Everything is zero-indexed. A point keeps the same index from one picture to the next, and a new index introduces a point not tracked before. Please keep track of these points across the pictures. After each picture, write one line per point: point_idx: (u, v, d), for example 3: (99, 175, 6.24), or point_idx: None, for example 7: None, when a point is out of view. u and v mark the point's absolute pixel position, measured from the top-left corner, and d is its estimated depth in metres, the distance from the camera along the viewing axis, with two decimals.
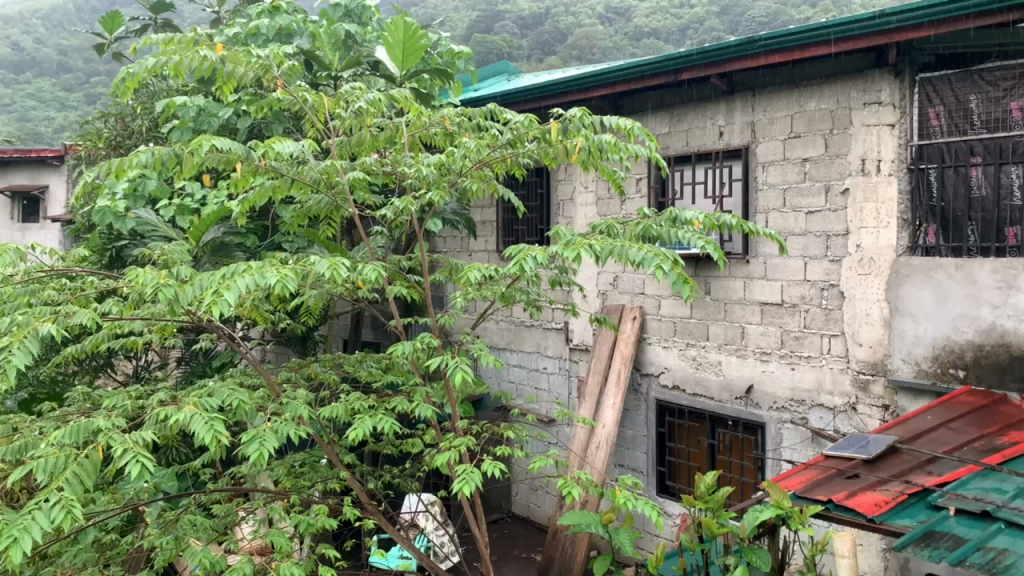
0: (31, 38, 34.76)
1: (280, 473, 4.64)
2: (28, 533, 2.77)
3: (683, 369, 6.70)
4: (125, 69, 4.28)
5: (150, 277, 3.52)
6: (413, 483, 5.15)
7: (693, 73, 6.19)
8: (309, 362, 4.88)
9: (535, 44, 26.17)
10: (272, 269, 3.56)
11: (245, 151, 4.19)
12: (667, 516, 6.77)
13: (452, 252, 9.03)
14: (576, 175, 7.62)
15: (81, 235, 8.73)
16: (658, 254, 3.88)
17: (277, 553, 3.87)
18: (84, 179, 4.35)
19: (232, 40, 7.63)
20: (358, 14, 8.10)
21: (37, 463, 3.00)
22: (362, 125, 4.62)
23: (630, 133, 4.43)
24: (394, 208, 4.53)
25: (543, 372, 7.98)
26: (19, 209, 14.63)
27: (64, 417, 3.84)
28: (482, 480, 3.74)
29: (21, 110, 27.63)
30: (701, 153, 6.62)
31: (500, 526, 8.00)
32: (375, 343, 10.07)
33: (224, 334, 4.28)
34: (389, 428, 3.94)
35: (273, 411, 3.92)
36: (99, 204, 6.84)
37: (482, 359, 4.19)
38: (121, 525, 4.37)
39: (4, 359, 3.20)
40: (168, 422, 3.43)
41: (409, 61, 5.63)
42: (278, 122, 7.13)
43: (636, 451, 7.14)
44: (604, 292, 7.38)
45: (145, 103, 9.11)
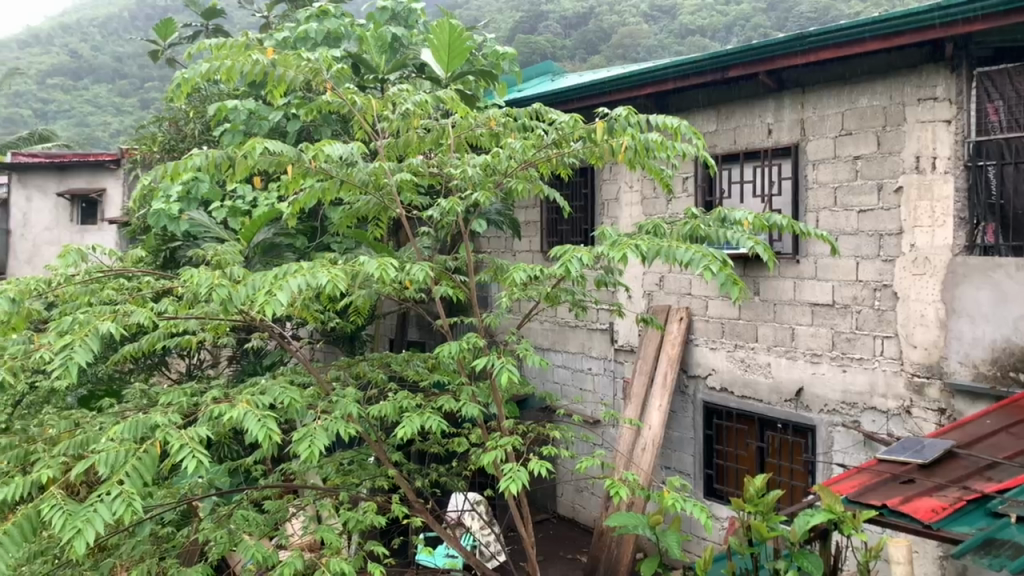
0: (89, 46, 35.86)
1: (330, 471, 4.70)
2: (91, 525, 2.86)
3: (731, 371, 6.62)
4: (180, 75, 4.38)
5: (204, 277, 3.61)
6: (460, 482, 5.18)
7: (741, 70, 6.11)
8: (357, 361, 4.94)
9: (579, 43, 26.04)
10: (324, 269, 3.61)
11: (296, 153, 4.26)
12: (715, 519, 6.70)
13: (496, 253, 9.07)
14: (621, 174, 7.59)
15: (136, 236, 8.96)
16: (706, 255, 3.83)
17: (327, 549, 3.93)
18: (141, 181, 4.46)
19: (282, 44, 7.76)
20: (404, 17, 8.18)
21: (99, 457, 3.09)
22: (409, 126, 4.66)
23: (677, 132, 4.38)
24: (441, 209, 4.56)
25: (588, 373, 7.95)
26: (78, 212, 15.03)
27: (123, 413, 3.97)
28: (528, 479, 3.74)
29: (80, 117, 28.55)
30: (750, 151, 6.52)
31: (545, 527, 8.00)
32: (420, 343, 10.17)
33: (275, 333, 4.36)
34: (437, 427, 3.97)
35: (322, 409, 3.98)
36: (154, 208, 7.10)
37: (528, 359, 4.18)
38: (177, 519, 4.50)
39: (67, 357, 3.32)
40: (222, 419, 3.52)
41: (454, 63, 5.66)
42: (327, 125, 7.25)
43: (683, 453, 7.07)
44: (650, 292, 7.33)
45: (198, 107, 9.36)
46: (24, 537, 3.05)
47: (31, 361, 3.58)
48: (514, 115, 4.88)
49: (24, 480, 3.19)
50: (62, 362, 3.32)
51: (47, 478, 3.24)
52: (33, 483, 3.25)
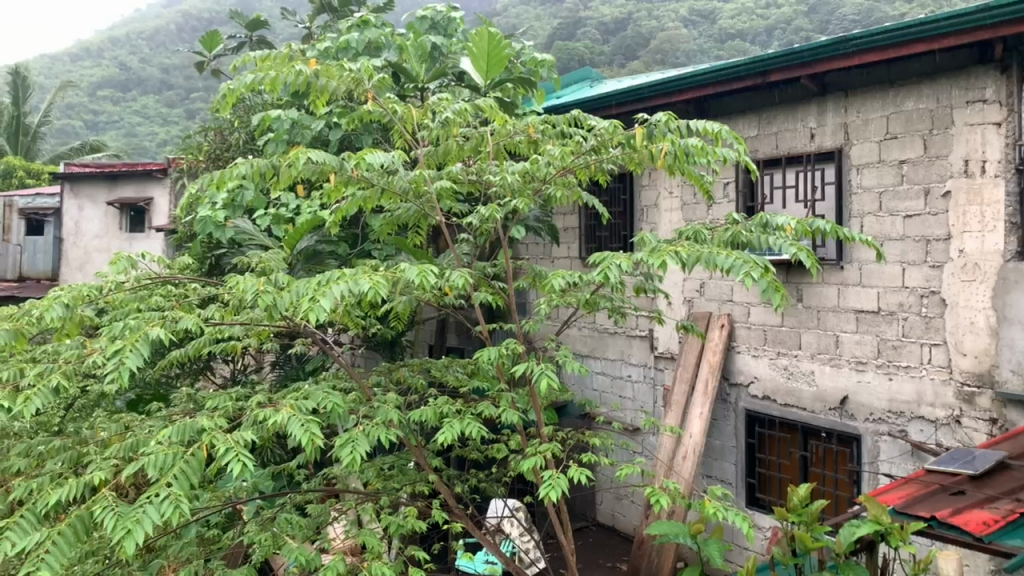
0: (137, 58, 36.79)
1: (371, 475, 4.75)
2: (141, 525, 2.93)
3: (774, 379, 6.53)
4: (225, 86, 4.47)
5: (250, 284, 3.68)
6: (499, 488, 5.20)
7: (782, 74, 6.05)
8: (398, 366, 4.99)
9: (618, 49, 25.98)
10: (366, 276, 3.65)
11: (338, 162, 4.32)
12: (757, 528, 6.60)
13: (535, 259, 9.09)
14: (661, 180, 7.56)
15: (183, 244, 9.17)
16: (748, 261, 3.78)
17: (368, 553, 3.97)
18: (189, 191, 4.56)
19: (323, 54, 7.89)
20: (444, 26, 8.27)
21: (149, 459, 3.17)
22: (448, 135, 4.70)
23: (718, 136, 4.35)
24: (480, 216, 4.58)
25: (628, 380, 7.91)
26: (127, 220, 15.37)
27: (170, 417, 4.05)
28: (568, 486, 3.74)
29: (129, 128, 29.31)
30: (792, 156, 6.44)
31: (585, 534, 7.96)
32: (458, 349, 10.22)
33: (318, 339, 4.42)
34: (477, 433, 3.98)
35: (364, 414, 4.02)
36: (201, 214, 7.22)
37: (567, 366, 4.16)
38: (222, 522, 4.57)
39: (119, 362, 3.41)
40: (266, 423, 3.57)
41: (493, 71, 5.68)
42: (368, 134, 7.35)
43: (724, 462, 6.98)
44: (690, 299, 7.27)
45: (243, 117, 9.56)
46: (77, 537, 3.13)
47: (84, 366, 3.67)
48: (552, 122, 4.89)
49: (77, 482, 3.27)
50: (114, 367, 3.41)
51: (99, 480, 3.31)
52: (85, 484, 3.32)
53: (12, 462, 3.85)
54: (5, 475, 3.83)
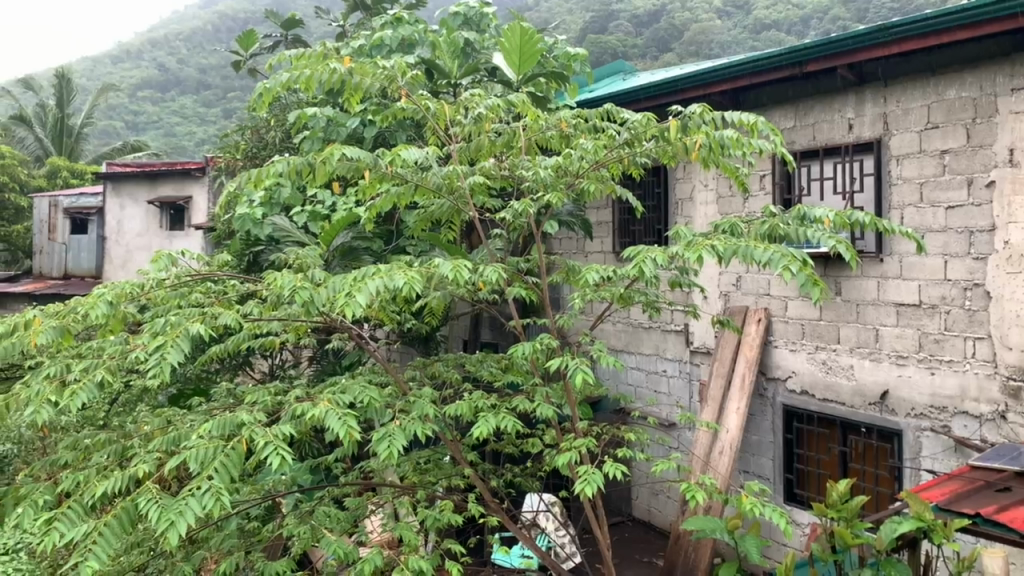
0: (176, 59, 37.42)
1: (407, 469, 4.80)
2: (183, 518, 2.99)
3: (812, 373, 6.44)
4: (262, 85, 4.54)
5: (288, 280, 3.72)
6: (535, 483, 5.21)
7: (820, 65, 5.96)
8: (433, 361, 5.02)
9: (651, 42, 25.81)
10: (401, 271, 3.68)
11: (373, 159, 4.36)
12: (796, 525, 6.52)
13: (568, 254, 9.08)
14: (695, 173, 7.49)
15: (222, 241, 9.32)
16: (785, 254, 3.72)
17: (405, 547, 4.00)
18: (227, 189, 4.64)
19: (358, 52, 7.95)
20: (477, 22, 8.28)
21: (190, 453, 3.24)
22: (480, 131, 4.71)
23: (754, 128, 4.30)
24: (513, 211, 4.58)
25: (663, 375, 7.87)
26: (167, 218, 15.64)
27: (211, 411, 4.12)
28: (604, 481, 3.72)
29: (168, 128, 29.85)
30: (830, 147, 6.34)
31: (621, 529, 7.94)
32: (492, 344, 10.26)
33: (354, 334, 4.46)
34: (512, 428, 3.99)
35: (400, 408, 4.05)
36: (239, 212, 7.37)
37: (602, 360, 4.14)
38: (263, 514, 4.64)
39: (161, 357, 3.49)
40: (304, 418, 3.61)
41: (526, 66, 5.69)
42: (402, 130, 7.40)
43: (762, 458, 6.91)
44: (726, 293, 7.20)
45: (279, 116, 9.69)
46: (123, 529, 3.20)
47: (128, 361, 3.75)
48: (585, 116, 4.88)
49: (122, 474, 3.34)
50: (156, 362, 3.49)
51: (143, 472, 3.38)
52: (130, 477, 3.40)
53: (61, 455, 3.94)
54: (54, 468, 3.93)
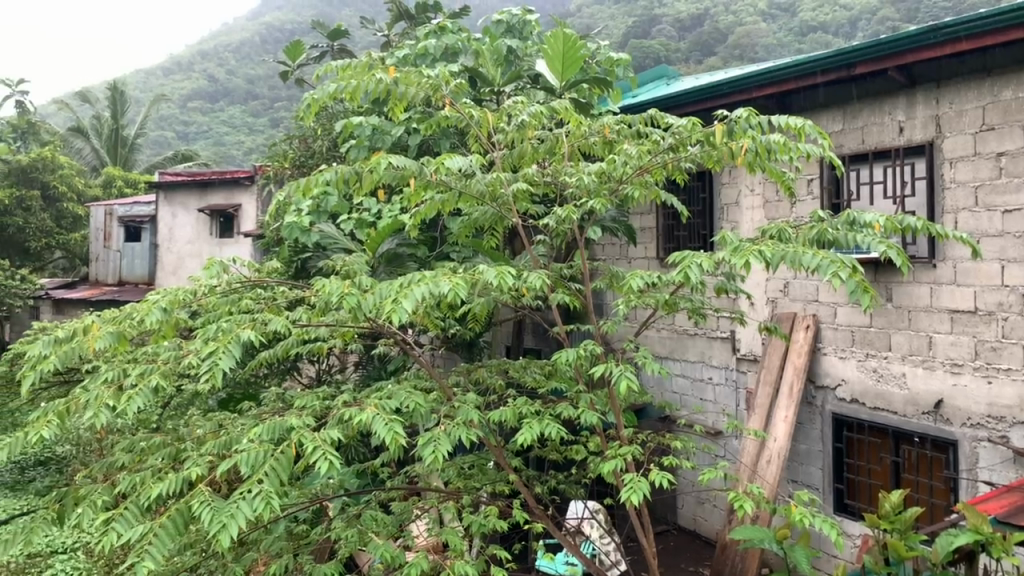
0: (224, 70, 38.28)
1: (452, 474, 4.83)
2: (234, 520, 3.04)
3: (863, 382, 6.31)
4: (309, 95, 4.62)
5: (335, 286, 3.78)
6: (578, 489, 5.20)
7: (869, 67, 5.86)
8: (476, 367, 5.04)
9: (694, 45, 25.69)
10: (446, 278, 3.71)
11: (418, 167, 4.39)
12: (847, 536, 6.38)
13: (611, 260, 9.05)
14: (741, 178, 7.41)
15: (270, 248, 9.51)
16: (835, 260, 3.63)
17: (451, 552, 4.02)
18: (277, 198, 4.73)
19: (402, 61, 8.05)
20: (519, 29, 8.31)
21: (241, 456, 3.29)
22: (523, 138, 4.75)
23: (801, 132, 4.24)
24: (557, 217, 4.57)
25: (709, 383, 7.78)
26: (217, 226, 15.97)
27: (261, 415, 4.19)
28: (650, 490, 3.69)
29: (217, 137, 30.58)
30: (880, 150, 6.21)
31: (666, 537, 7.86)
32: (535, 350, 10.27)
33: (400, 339, 4.50)
34: (556, 434, 3.97)
35: (445, 414, 4.06)
36: (288, 220, 7.49)
37: (647, 367, 4.10)
38: (310, 517, 4.71)
39: (213, 363, 3.56)
40: (351, 422, 3.66)
41: (568, 73, 5.69)
42: (446, 138, 7.46)
43: (811, 467, 6.78)
44: (773, 299, 7.10)
45: (325, 125, 9.86)
46: (177, 530, 3.26)
47: (181, 366, 3.83)
48: (629, 121, 4.87)
49: (176, 477, 3.41)
50: (209, 367, 3.55)
51: (196, 475, 3.45)
52: (184, 479, 3.47)
53: (117, 457, 4.05)
54: (111, 469, 4.03)
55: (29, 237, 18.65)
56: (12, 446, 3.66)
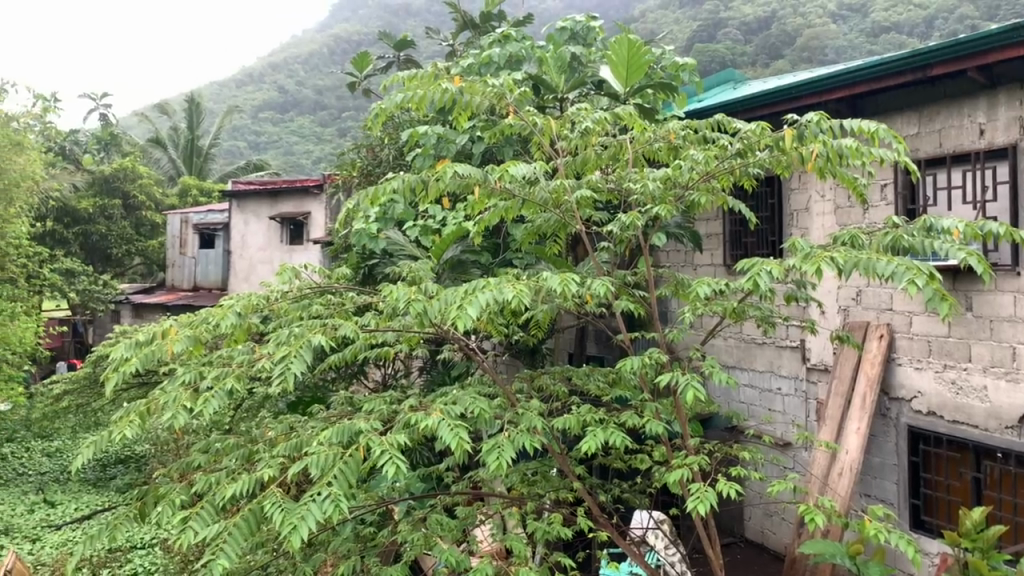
0: (294, 82, 39.37)
1: (515, 480, 4.84)
2: (305, 522, 3.11)
3: (941, 394, 6.08)
4: (377, 106, 4.71)
5: (402, 293, 3.83)
6: (642, 498, 5.15)
7: (946, 68, 5.67)
8: (540, 373, 5.04)
9: (761, 49, 25.36)
10: (510, 285, 3.72)
11: (483, 175, 4.41)
12: (924, 554, 6.16)
13: (676, 267, 8.96)
14: (811, 183, 7.24)
15: (338, 255, 9.72)
16: (911, 267, 3.49)
17: (515, 558, 4.03)
18: (346, 206, 4.83)
19: (467, 70, 8.14)
20: (583, 36, 8.31)
21: (311, 459, 3.36)
22: (587, 144, 4.73)
23: (875, 136, 4.12)
24: (621, 223, 4.52)
25: (777, 393, 7.61)
26: (287, 233, 16.38)
27: (331, 418, 4.27)
28: (717, 500, 3.63)
29: (287, 147, 31.45)
30: (959, 154, 6.00)
31: (732, 550, 7.71)
32: (598, 357, 10.22)
33: (464, 345, 4.54)
34: (621, 443, 3.94)
35: (509, 420, 4.08)
36: (356, 227, 7.67)
37: (714, 376, 4.03)
38: (377, 520, 4.78)
39: (285, 367, 3.64)
40: (417, 427, 3.70)
41: (633, 79, 5.67)
42: (510, 145, 7.50)
43: (885, 481, 6.57)
44: (845, 308, 6.91)
45: (392, 134, 10.04)
46: (250, 531, 3.35)
47: (254, 369, 3.93)
48: (694, 127, 4.87)
49: (249, 477, 3.50)
50: (281, 371, 3.64)
51: (268, 476, 3.54)
52: (256, 480, 3.56)
53: (194, 457, 4.19)
54: (188, 469, 4.17)
55: (112, 245, 19.57)
56: (98, 444, 3.82)
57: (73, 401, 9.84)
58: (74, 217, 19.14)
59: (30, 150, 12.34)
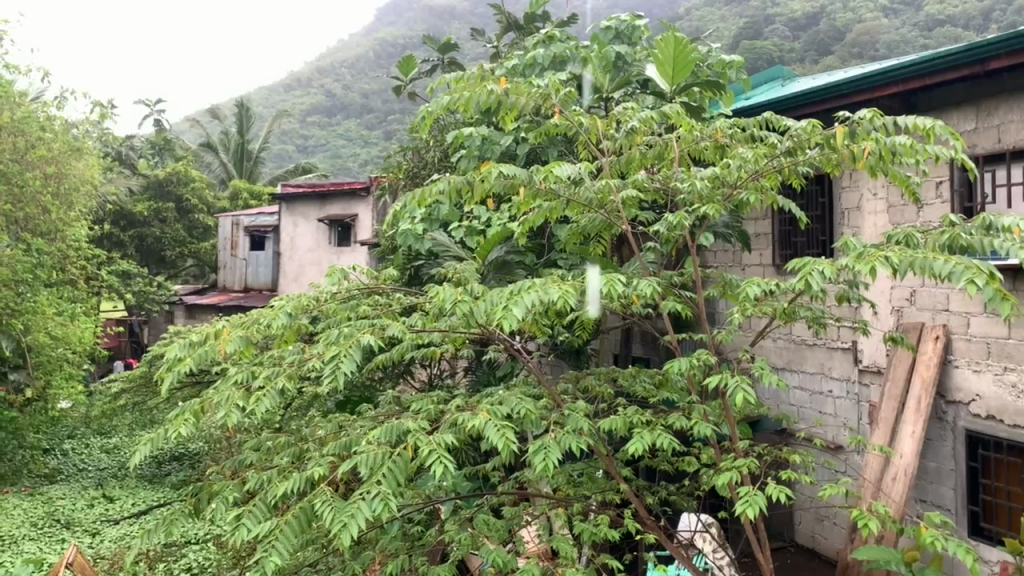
0: (341, 86, 39.95)
1: (561, 481, 4.83)
2: (354, 521, 3.13)
3: (1000, 398, 5.89)
4: (423, 108, 4.75)
5: (449, 293, 3.86)
6: (690, 502, 5.10)
7: (1005, 62, 5.49)
8: (585, 374, 5.02)
9: (809, 45, 24.97)
10: (556, 285, 3.71)
11: (527, 176, 4.41)
12: (983, 562, 5.97)
13: (723, 267, 8.85)
14: (863, 181, 7.08)
15: (385, 256, 9.84)
16: (970, 267, 3.35)
17: (562, 559, 4.01)
18: (393, 208, 4.87)
19: (511, 72, 8.16)
20: (628, 35, 8.25)
21: (361, 458, 3.40)
22: (632, 144, 4.70)
23: (930, 133, 4.00)
24: (668, 223, 4.46)
25: (829, 396, 7.47)
26: (335, 235, 16.59)
27: (379, 418, 4.32)
28: (767, 504, 3.56)
29: (334, 150, 31.89)
30: (1018, 150, 5.81)
31: (782, 554, 7.58)
32: (644, 359, 10.15)
33: (510, 346, 4.55)
34: (668, 445, 3.90)
35: (555, 421, 4.07)
36: (402, 227, 7.89)
37: (764, 378, 3.95)
38: (424, 519, 4.81)
39: (334, 367, 3.68)
40: (463, 427, 3.71)
41: (679, 77, 5.61)
42: (554, 146, 7.51)
43: (941, 486, 6.40)
44: (899, 308, 6.76)
45: (437, 137, 10.13)
46: (301, 528, 3.39)
47: (305, 368, 3.98)
48: (742, 125, 4.80)
49: (300, 476, 3.55)
50: (331, 371, 3.68)
51: (319, 474, 3.58)
52: (307, 478, 3.61)
53: (246, 455, 4.27)
54: (241, 466, 4.26)
55: (165, 247, 20.10)
56: (154, 441, 3.92)
57: (130, 399, 10.12)
58: (129, 220, 19.68)
59: (88, 156, 12.72)
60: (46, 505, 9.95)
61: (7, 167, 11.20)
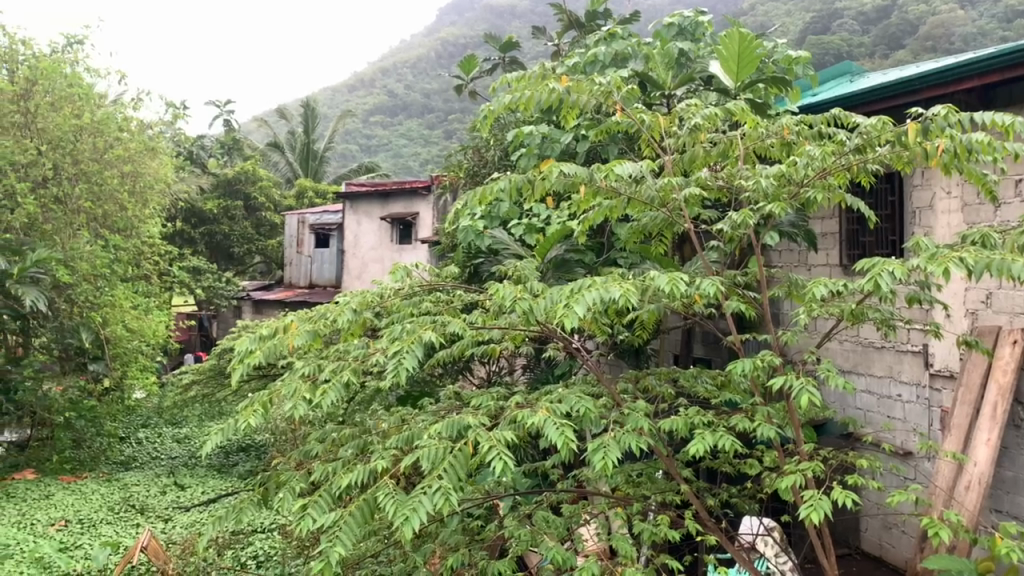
0: (403, 86, 40.53)
1: (620, 480, 4.81)
2: (416, 514, 3.18)
3: None
4: (485, 107, 4.78)
5: (509, 291, 3.87)
6: (752, 504, 5.02)
7: None
8: (646, 374, 4.99)
9: (879, 39, 24.30)
10: (616, 284, 3.69)
11: (588, 174, 4.39)
12: None
13: (788, 266, 8.69)
14: (936, 179, 6.86)
15: (445, 254, 9.96)
16: None
17: (622, 558, 4.00)
18: (455, 207, 4.93)
19: (572, 69, 8.14)
20: (691, 31, 8.16)
21: (423, 452, 3.45)
22: (695, 141, 4.64)
23: (1009, 130, 3.85)
24: (732, 222, 4.39)
25: (897, 400, 7.26)
26: (397, 233, 16.81)
27: (439, 413, 4.38)
28: (832, 509, 3.48)
29: (396, 149, 32.36)
30: None
31: (847, 561, 7.41)
32: (705, 360, 10.04)
33: (569, 344, 4.55)
34: (730, 446, 3.84)
35: (615, 420, 4.05)
36: (463, 225, 7.97)
37: (830, 380, 3.86)
38: (484, 513, 4.86)
39: (397, 363, 3.76)
40: (523, 424, 3.73)
41: (744, 74, 5.52)
42: (615, 144, 7.48)
43: (1018, 496, 6.16)
44: (973, 311, 6.53)
45: (497, 135, 10.19)
46: (364, 519, 3.45)
47: (369, 363, 4.06)
48: (809, 122, 4.69)
49: (364, 468, 3.62)
50: (394, 366, 3.75)
51: (381, 467, 3.65)
52: (370, 471, 3.68)
53: (312, 446, 4.38)
54: (307, 457, 4.37)
55: (233, 243, 20.71)
56: (224, 431, 4.05)
57: (200, 391, 10.45)
58: (200, 217, 20.34)
59: (162, 155, 13.12)
60: (121, 490, 10.37)
61: (86, 166, 11.75)
